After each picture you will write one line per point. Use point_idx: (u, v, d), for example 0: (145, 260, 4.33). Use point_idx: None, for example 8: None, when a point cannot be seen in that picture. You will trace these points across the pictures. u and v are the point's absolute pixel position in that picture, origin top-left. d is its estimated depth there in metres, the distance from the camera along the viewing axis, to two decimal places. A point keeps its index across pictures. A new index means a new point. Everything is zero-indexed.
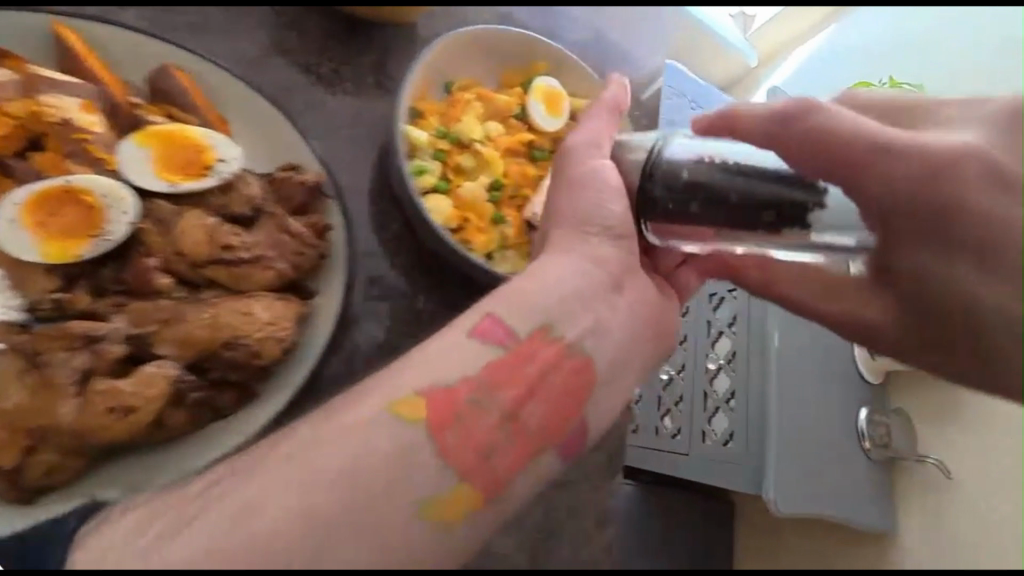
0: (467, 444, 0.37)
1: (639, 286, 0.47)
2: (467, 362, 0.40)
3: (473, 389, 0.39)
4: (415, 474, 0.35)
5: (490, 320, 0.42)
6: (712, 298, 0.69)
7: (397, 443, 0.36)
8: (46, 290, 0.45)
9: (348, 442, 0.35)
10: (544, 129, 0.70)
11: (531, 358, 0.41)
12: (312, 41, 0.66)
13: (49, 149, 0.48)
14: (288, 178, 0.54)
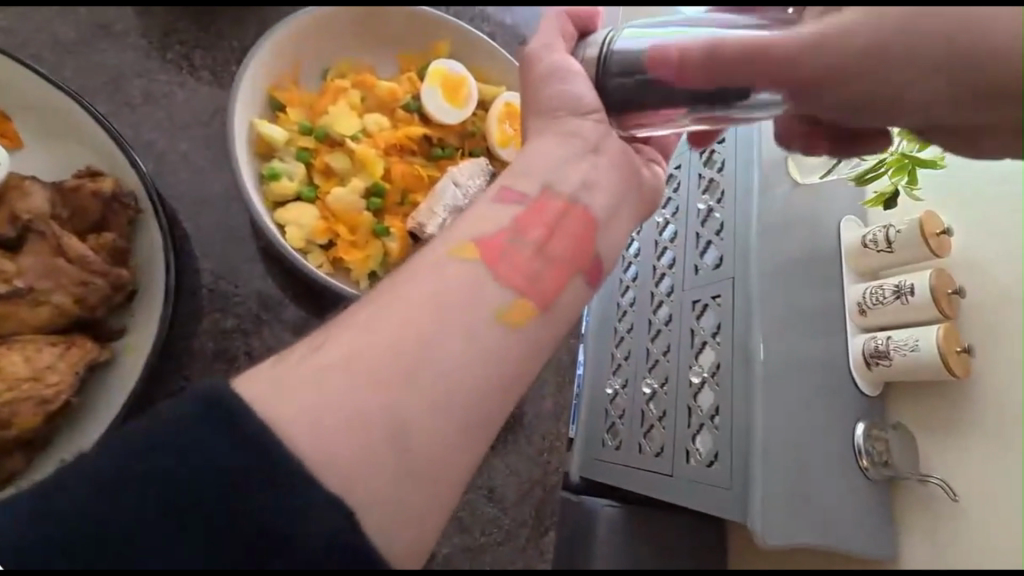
0: (403, 360, 0.31)
1: (565, 221, 0.38)
2: (432, 281, 0.34)
3: (409, 315, 0.32)
4: (340, 410, 0.29)
5: (462, 237, 0.36)
6: (696, 304, 0.53)
7: (334, 379, 0.30)
8: None
9: (342, 368, 0.30)
10: (442, 122, 0.59)
11: (502, 254, 0.36)
12: (154, 21, 0.56)
13: None
14: (80, 187, 0.42)
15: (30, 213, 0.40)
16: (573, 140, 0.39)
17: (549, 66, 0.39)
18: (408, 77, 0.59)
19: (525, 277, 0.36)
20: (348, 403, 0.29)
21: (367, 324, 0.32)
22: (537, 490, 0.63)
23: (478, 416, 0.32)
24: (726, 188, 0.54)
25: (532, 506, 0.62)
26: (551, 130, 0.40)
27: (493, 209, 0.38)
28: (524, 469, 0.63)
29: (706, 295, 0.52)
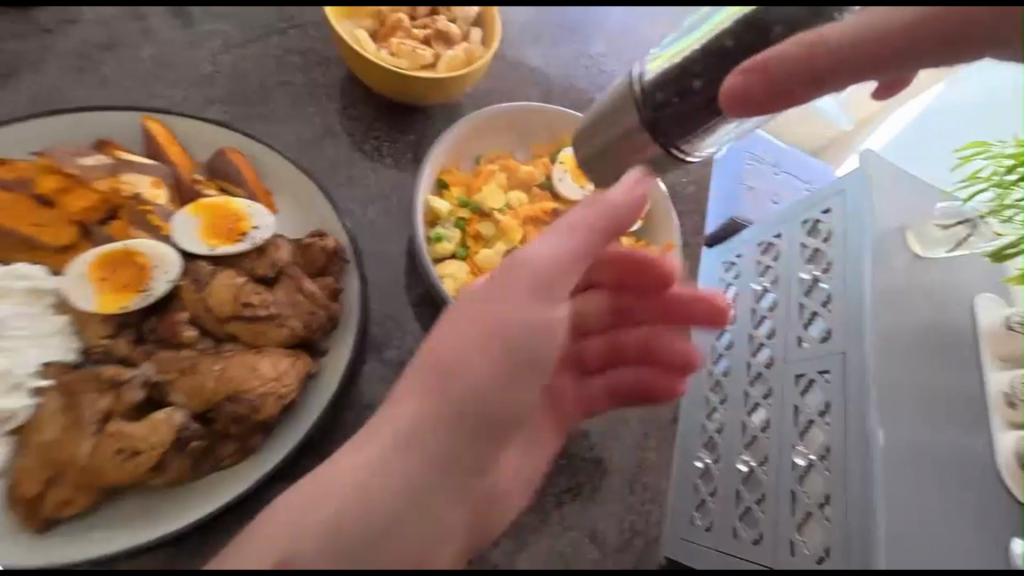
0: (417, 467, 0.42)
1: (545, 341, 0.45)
2: (423, 400, 0.42)
3: (410, 431, 0.42)
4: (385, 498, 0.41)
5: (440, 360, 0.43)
6: (800, 379, 0.59)
7: (363, 473, 0.41)
8: (97, 336, 0.50)
9: (364, 476, 0.41)
10: (567, 197, 0.70)
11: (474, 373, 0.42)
12: (360, 123, 0.75)
13: (119, 219, 0.54)
14: (314, 243, 0.58)
15: (280, 263, 0.56)
16: (563, 239, 0.44)
17: (548, 258, 0.43)
18: (543, 161, 0.72)
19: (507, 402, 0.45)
20: (367, 509, 0.40)
21: (373, 434, 0.43)
22: (638, 541, 0.66)
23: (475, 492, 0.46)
24: (833, 260, 0.61)
25: (633, 554, 0.65)
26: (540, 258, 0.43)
27: (462, 324, 0.44)
28: (626, 516, 0.67)
29: (813, 369, 0.57)
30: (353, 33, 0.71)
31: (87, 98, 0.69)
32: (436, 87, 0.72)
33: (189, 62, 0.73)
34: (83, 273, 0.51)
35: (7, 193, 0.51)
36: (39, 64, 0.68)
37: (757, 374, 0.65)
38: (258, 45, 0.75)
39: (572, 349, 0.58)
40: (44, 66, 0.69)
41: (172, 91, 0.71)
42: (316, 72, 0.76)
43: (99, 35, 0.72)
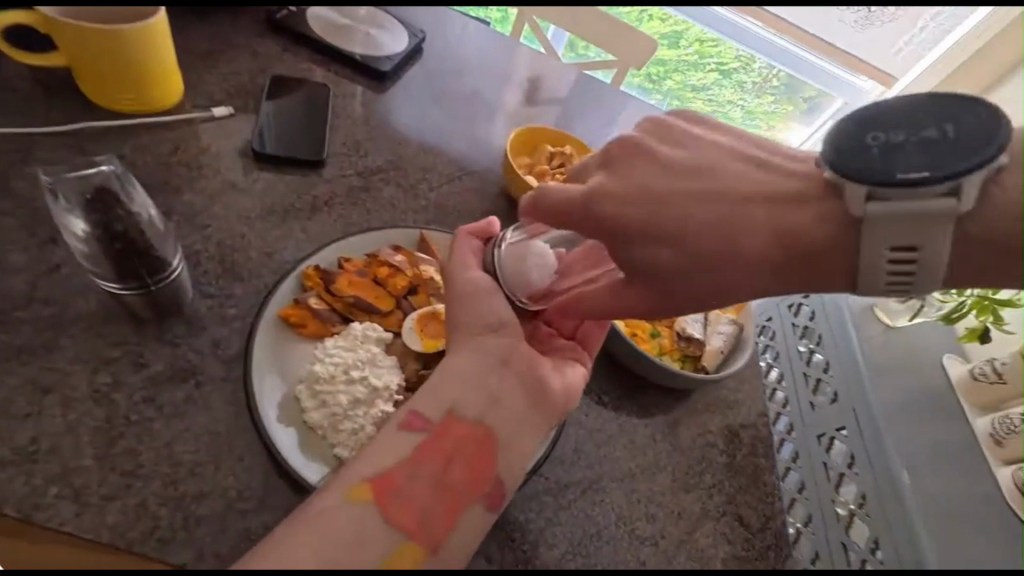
0: (348, 517, 0.56)
1: (326, 519, 0.55)
2: (332, 524, 0.55)
3: (373, 500, 0.57)
4: (354, 535, 0.55)
5: (361, 482, 0.58)
6: (819, 439, 1.09)
7: (336, 520, 0.55)
8: (416, 368, 0.74)
9: (336, 508, 0.56)
10: None
11: (391, 493, 0.58)
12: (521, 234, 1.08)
13: (418, 292, 0.80)
14: None
15: None
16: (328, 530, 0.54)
17: (319, 529, 0.54)
18: None
19: (357, 530, 0.55)
20: (353, 500, 0.57)
21: (343, 510, 0.56)
22: (773, 524, 0.86)
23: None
24: None
25: (772, 534, 0.85)
26: (316, 529, 0.54)
27: (398, 439, 0.62)
28: (759, 505, 0.88)
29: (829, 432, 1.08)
30: (527, 178, 1.08)
31: (350, 211, 0.95)
32: None
33: (411, 194, 1.04)
34: (411, 328, 0.76)
35: (358, 276, 0.78)
36: (313, 188, 0.96)
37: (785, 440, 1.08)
38: (451, 185, 1.09)
39: (335, 530, 0.54)
40: (315, 189, 0.96)
41: (407, 215, 1.00)
42: (489, 202, 1.10)
43: (351, 170, 1.02)
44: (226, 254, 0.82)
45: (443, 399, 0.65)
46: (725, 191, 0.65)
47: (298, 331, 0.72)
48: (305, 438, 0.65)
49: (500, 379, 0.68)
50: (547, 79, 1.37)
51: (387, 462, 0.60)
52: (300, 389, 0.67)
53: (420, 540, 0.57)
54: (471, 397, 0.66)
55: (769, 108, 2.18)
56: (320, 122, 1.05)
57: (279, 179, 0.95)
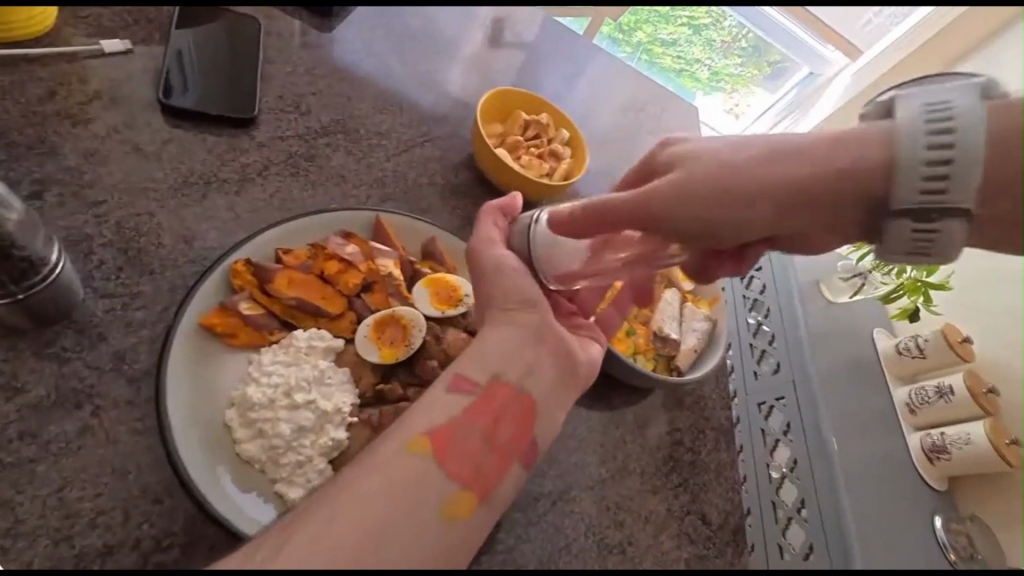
0: (405, 466, 0.51)
1: (382, 468, 0.50)
2: (390, 475, 0.50)
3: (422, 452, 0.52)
4: (416, 490, 0.50)
5: (418, 437, 0.53)
6: (762, 408, 1.08)
7: (380, 479, 0.49)
8: (371, 384, 0.65)
9: (382, 468, 0.50)
10: None
11: (448, 450, 0.54)
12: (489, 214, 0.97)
13: (374, 290, 0.70)
14: None
15: None
16: (381, 478, 0.50)
17: (372, 483, 0.49)
18: None
19: (414, 483, 0.51)
20: (403, 461, 0.51)
21: (384, 468, 0.50)
22: (733, 519, 0.88)
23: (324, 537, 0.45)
24: None
25: (732, 530, 0.87)
26: (368, 476, 0.50)
27: (450, 398, 0.57)
28: (721, 501, 0.89)
29: (772, 399, 1.09)
30: (498, 150, 0.96)
31: (287, 183, 0.80)
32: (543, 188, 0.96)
33: (363, 166, 0.90)
34: (366, 334, 0.66)
35: (302, 273, 0.66)
36: (240, 153, 0.79)
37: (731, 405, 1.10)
38: (408, 154, 0.95)
39: (386, 479, 0.50)
40: (243, 154, 0.79)
41: (357, 190, 0.86)
42: (452, 174, 0.97)
43: (287, 131, 0.86)
44: (129, 238, 0.66)
45: (472, 360, 0.59)
46: (783, 147, 0.50)
47: (227, 341, 0.60)
48: (237, 475, 0.54)
49: (531, 351, 0.61)
50: (517, 27, 1.21)
51: (436, 414, 0.55)
52: (232, 416, 0.56)
53: (474, 491, 0.53)
54: (510, 365, 0.60)
55: (735, 70, 2.09)
56: (249, 70, 0.86)
57: (195, 138, 0.77)
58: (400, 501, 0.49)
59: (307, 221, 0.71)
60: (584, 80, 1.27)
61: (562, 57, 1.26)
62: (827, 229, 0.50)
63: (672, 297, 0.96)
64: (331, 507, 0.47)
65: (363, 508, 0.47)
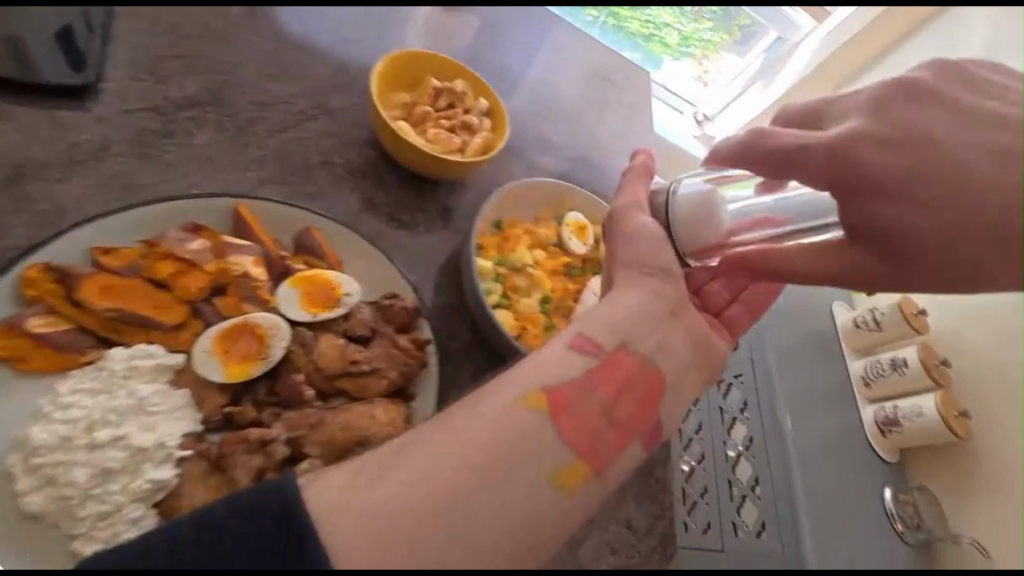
0: (521, 407, 0.46)
1: (470, 423, 0.45)
2: (510, 427, 0.45)
3: (539, 404, 0.47)
4: (523, 449, 0.45)
5: (537, 388, 0.48)
6: (721, 387, 1.01)
7: (496, 429, 0.45)
8: (218, 406, 0.55)
9: (489, 418, 0.45)
10: (576, 252, 0.88)
11: (567, 411, 0.48)
12: (394, 197, 0.86)
13: (226, 294, 0.60)
14: (393, 303, 0.68)
15: (371, 322, 0.66)
16: (516, 424, 0.45)
17: (463, 423, 0.45)
18: (552, 224, 0.89)
19: (523, 427, 0.46)
20: (513, 418, 0.46)
21: (496, 421, 0.45)
22: (659, 522, 0.83)
23: (404, 496, 0.40)
24: None
25: None
26: (490, 416, 0.45)
27: (573, 359, 0.52)
28: None
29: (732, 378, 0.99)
30: (397, 123, 0.84)
31: (132, 167, 0.67)
32: (453, 165, 0.84)
33: (237, 142, 0.76)
34: (209, 348, 0.56)
35: (125, 278, 0.55)
36: (72, 133, 0.66)
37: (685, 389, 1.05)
38: (297, 130, 0.83)
39: (467, 432, 0.44)
40: (73, 131, 0.66)
41: (226, 171, 0.73)
42: (352, 152, 0.86)
43: (138, 103, 0.72)
44: None
45: (609, 325, 0.55)
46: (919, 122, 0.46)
47: (16, 368, 0.50)
48: (20, 535, 0.45)
49: (662, 330, 0.57)
50: (450, 1, 1.12)
51: (573, 370, 0.51)
52: (16, 461, 0.47)
53: (588, 463, 0.47)
54: (642, 336, 0.56)
55: (705, 35, 1.94)
56: (79, 20, 0.72)
57: (10, 114, 0.64)
58: (460, 467, 0.42)
59: (139, 210, 0.58)
60: (534, 68, 1.21)
61: (513, 46, 1.21)
62: (971, 242, 0.43)
63: (597, 285, 0.87)
64: (425, 458, 0.42)
65: (433, 476, 0.41)
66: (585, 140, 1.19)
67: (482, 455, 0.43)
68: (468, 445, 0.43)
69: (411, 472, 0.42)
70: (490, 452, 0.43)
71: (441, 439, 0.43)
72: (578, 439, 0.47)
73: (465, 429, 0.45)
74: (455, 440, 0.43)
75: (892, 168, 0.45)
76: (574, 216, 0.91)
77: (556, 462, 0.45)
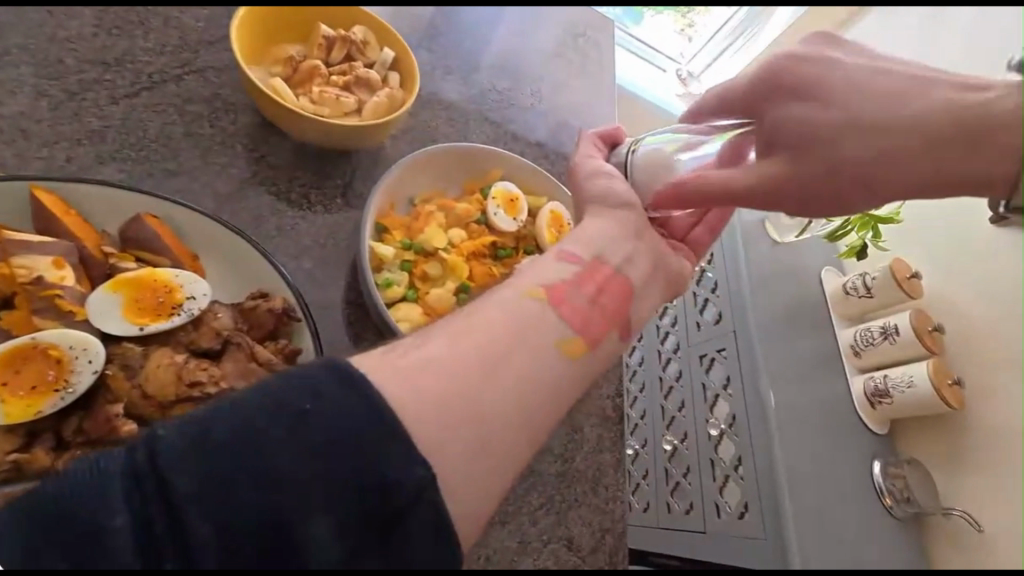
0: (510, 308, 0.44)
1: (480, 318, 0.42)
2: (511, 312, 0.44)
3: (538, 298, 0.46)
4: (531, 332, 0.43)
5: (533, 284, 0.47)
6: (704, 359, 0.91)
7: (495, 324, 0.42)
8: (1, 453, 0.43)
9: (489, 312, 0.43)
10: (505, 229, 0.75)
11: (564, 300, 0.47)
12: (280, 171, 0.71)
13: (17, 307, 0.47)
14: (257, 305, 0.54)
15: (224, 330, 0.53)
16: (515, 315, 0.44)
17: (462, 321, 0.42)
18: (474, 197, 0.76)
19: (528, 318, 0.44)
20: (512, 312, 0.44)
21: (492, 315, 0.43)
22: (608, 537, 0.73)
23: (414, 375, 0.37)
24: None
25: (606, 553, 0.72)
26: (499, 310, 0.44)
27: (558, 265, 0.49)
28: (594, 517, 0.73)
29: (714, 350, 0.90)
30: (273, 80, 0.68)
31: None
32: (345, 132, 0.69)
33: (66, 112, 0.62)
34: None
35: None
36: None
37: (667, 361, 0.96)
38: (150, 94, 0.67)
39: (458, 330, 0.41)
40: None
41: (50, 150, 0.59)
42: (226, 118, 0.70)
43: None
44: None
45: (595, 239, 0.53)
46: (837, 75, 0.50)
47: None
48: None
49: (632, 245, 0.54)
50: None
51: (550, 276, 0.48)
52: None
53: (585, 341, 0.46)
54: (616, 249, 0.53)
55: None
56: None
57: None
58: (473, 359, 0.39)
59: None
60: (489, 19, 1.05)
61: None
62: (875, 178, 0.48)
63: None
64: (444, 340, 0.40)
65: (429, 366, 0.38)
66: (533, 96, 1.02)
67: (488, 341, 0.41)
68: (465, 339, 0.40)
69: (400, 385, 0.35)
70: (493, 340, 0.41)
71: (435, 345, 0.40)
72: (573, 329, 0.45)
73: (465, 323, 0.42)
74: (453, 336, 0.41)
75: (808, 110, 0.49)
76: (503, 185, 0.77)
77: (562, 344, 0.44)
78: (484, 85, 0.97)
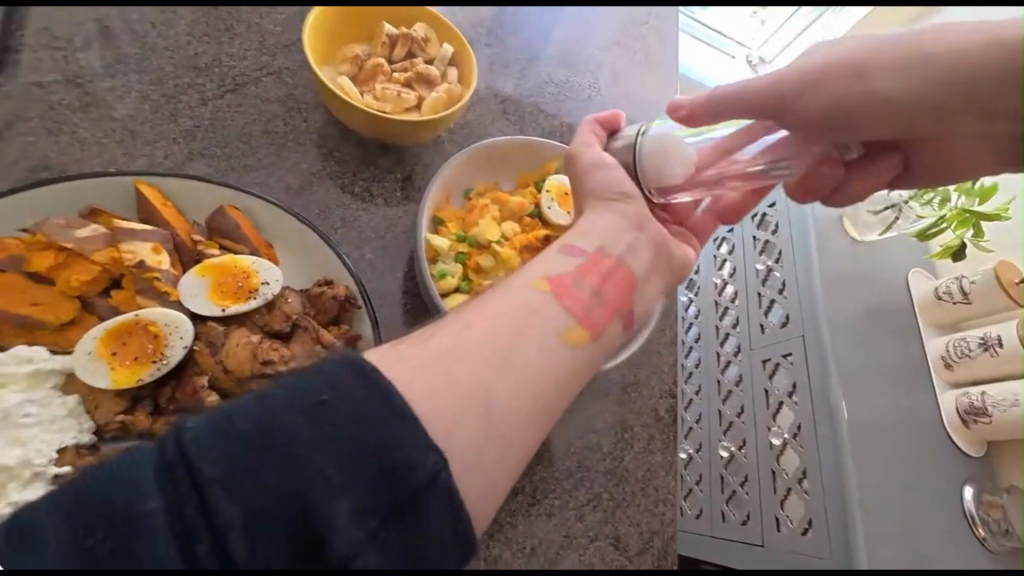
0: (520, 302, 0.45)
1: (487, 308, 0.44)
2: (516, 303, 0.45)
3: (543, 288, 0.46)
4: (534, 324, 0.44)
5: (538, 275, 0.47)
6: (767, 364, 0.82)
7: (496, 315, 0.43)
8: (111, 413, 0.49)
9: (495, 305, 0.44)
10: (557, 224, 0.75)
11: (568, 289, 0.47)
12: (346, 166, 0.75)
13: (124, 286, 0.54)
14: (323, 292, 0.58)
15: (293, 314, 0.57)
16: (520, 306, 0.44)
17: (473, 316, 0.43)
18: (527, 191, 0.76)
19: (533, 308, 0.45)
20: (515, 299, 0.45)
21: (500, 306, 0.44)
22: (655, 541, 0.71)
23: (418, 372, 0.38)
24: None
25: (653, 556, 0.70)
26: (507, 301, 0.45)
27: (562, 257, 0.50)
28: (642, 518, 0.72)
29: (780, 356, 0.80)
30: (340, 79, 0.72)
31: (47, 151, 0.63)
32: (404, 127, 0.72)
33: (164, 113, 0.69)
34: (95, 348, 0.50)
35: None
36: None
37: (727, 363, 0.87)
38: (234, 96, 0.73)
39: (467, 324, 0.42)
40: None
41: (150, 147, 0.66)
42: (298, 117, 0.75)
43: (57, 79, 0.67)
44: None
45: (600, 234, 0.53)
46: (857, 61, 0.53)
47: None
48: None
49: (631, 236, 0.54)
50: None
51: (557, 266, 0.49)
52: None
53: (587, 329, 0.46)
54: (619, 238, 0.53)
55: None
56: None
57: None
58: (479, 358, 0.40)
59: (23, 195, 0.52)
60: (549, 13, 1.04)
61: None
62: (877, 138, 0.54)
63: None
64: (449, 340, 0.41)
65: (436, 367, 0.39)
66: (591, 88, 1.00)
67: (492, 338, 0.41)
68: (474, 331, 0.41)
69: (409, 374, 0.38)
70: (496, 336, 0.42)
71: (442, 341, 0.41)
72: (574, 320, 0.46)
73: (474, 316, 0.43)
74: (462, 331, 0.42)
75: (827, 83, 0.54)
76: (558, 179, 0.77)
77: (567, 338, 0.44)
78: (541, 78, 0.97)
